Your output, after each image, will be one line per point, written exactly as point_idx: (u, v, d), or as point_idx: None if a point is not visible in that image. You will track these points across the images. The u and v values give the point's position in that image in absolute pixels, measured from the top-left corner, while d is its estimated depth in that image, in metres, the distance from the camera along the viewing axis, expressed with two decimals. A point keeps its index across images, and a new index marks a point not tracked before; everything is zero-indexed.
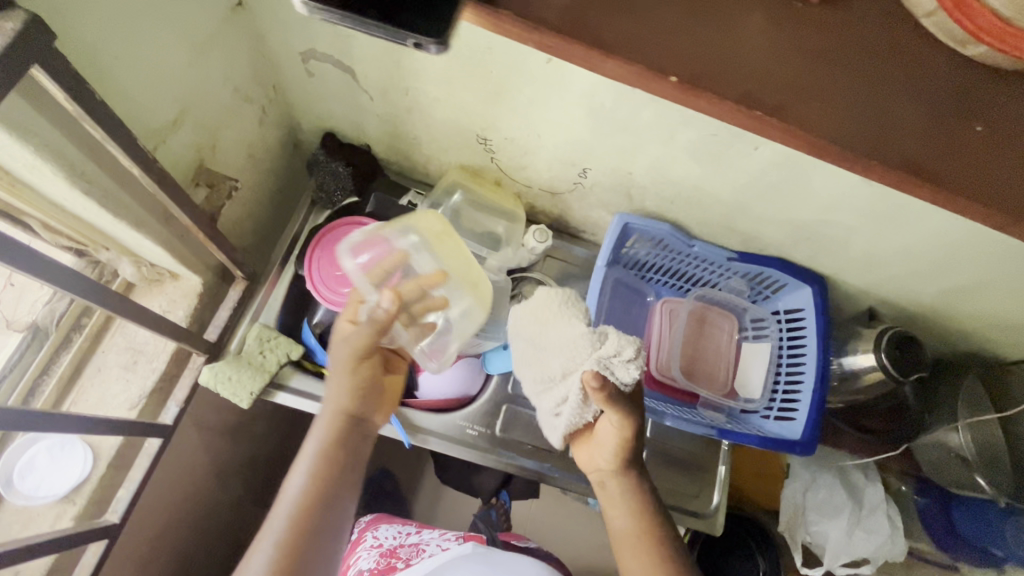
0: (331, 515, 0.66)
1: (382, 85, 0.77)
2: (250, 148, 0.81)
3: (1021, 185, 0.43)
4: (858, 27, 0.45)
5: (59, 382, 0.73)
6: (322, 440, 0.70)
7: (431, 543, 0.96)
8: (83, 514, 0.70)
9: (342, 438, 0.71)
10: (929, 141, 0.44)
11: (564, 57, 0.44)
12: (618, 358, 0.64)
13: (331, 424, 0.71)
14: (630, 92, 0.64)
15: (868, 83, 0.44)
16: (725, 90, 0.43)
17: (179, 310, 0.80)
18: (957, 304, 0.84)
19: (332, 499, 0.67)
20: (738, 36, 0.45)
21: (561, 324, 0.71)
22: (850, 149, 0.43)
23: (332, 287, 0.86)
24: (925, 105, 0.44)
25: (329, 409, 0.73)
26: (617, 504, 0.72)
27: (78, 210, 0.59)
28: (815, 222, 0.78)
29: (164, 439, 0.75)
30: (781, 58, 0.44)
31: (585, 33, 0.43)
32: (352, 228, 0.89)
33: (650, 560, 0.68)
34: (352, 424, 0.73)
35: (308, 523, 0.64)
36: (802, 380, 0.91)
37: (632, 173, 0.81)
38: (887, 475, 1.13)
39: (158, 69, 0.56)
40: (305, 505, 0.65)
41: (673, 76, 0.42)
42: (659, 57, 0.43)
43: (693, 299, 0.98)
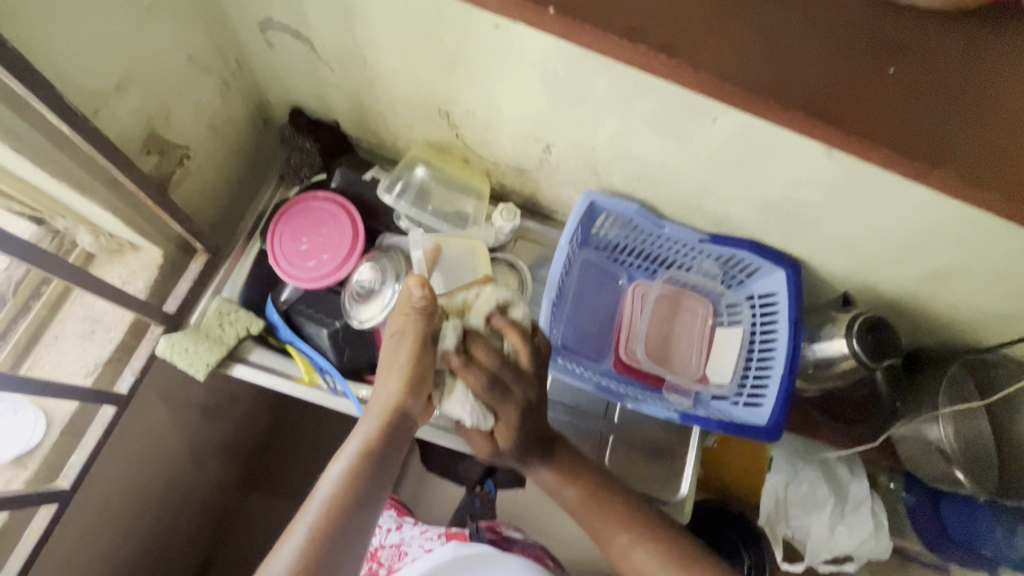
0: (364, 512, 0.61)
1: (339, 55, 0.76)
2: (210, 120, 0.81)
3: (897, 117, 0.46)
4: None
5: (15, 348, 0.74)
6: (368, 433, 0.66)
7: (413, 544, 0.94)
8: (34, 478, 0.70)
9: (389, 435, 0.66)
10: (830, 85, 0.46)
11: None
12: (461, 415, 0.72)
13: (381, 419, 0.67)
14: (581, 59, 0.63)
15: (767, 27, 0.47)
16: (608, 23, 0.45)
17: (139, 281, 0.80)
18: (935, 288, 0.81)
19: (369, 495, 0.62)
20: None
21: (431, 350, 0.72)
22: (741, 86, 0.45)
23: (296, 263, 0.86)
24: (809, 39, 0.47)
25: (377, 406, 0.68)
26: (561, 487, 0.77)
27: (18, 169, 0.59)
28: (782, 199, 0.76)
29: (118, 409, 0.75)
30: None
31: None
32: (316, 204, 0.88)
33: (614, 514, 0.74)
34: (399, 422, 0.68)
35: (342, 516, 0.59)
36: (772, 366, 0.88)
37: (596, 148, 0.79)
38: (875, 472, 1.10)
39: (92, 28, 0.56)
40: (339, 497, 0.60)
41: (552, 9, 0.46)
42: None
43: (664, 282, 0.97)
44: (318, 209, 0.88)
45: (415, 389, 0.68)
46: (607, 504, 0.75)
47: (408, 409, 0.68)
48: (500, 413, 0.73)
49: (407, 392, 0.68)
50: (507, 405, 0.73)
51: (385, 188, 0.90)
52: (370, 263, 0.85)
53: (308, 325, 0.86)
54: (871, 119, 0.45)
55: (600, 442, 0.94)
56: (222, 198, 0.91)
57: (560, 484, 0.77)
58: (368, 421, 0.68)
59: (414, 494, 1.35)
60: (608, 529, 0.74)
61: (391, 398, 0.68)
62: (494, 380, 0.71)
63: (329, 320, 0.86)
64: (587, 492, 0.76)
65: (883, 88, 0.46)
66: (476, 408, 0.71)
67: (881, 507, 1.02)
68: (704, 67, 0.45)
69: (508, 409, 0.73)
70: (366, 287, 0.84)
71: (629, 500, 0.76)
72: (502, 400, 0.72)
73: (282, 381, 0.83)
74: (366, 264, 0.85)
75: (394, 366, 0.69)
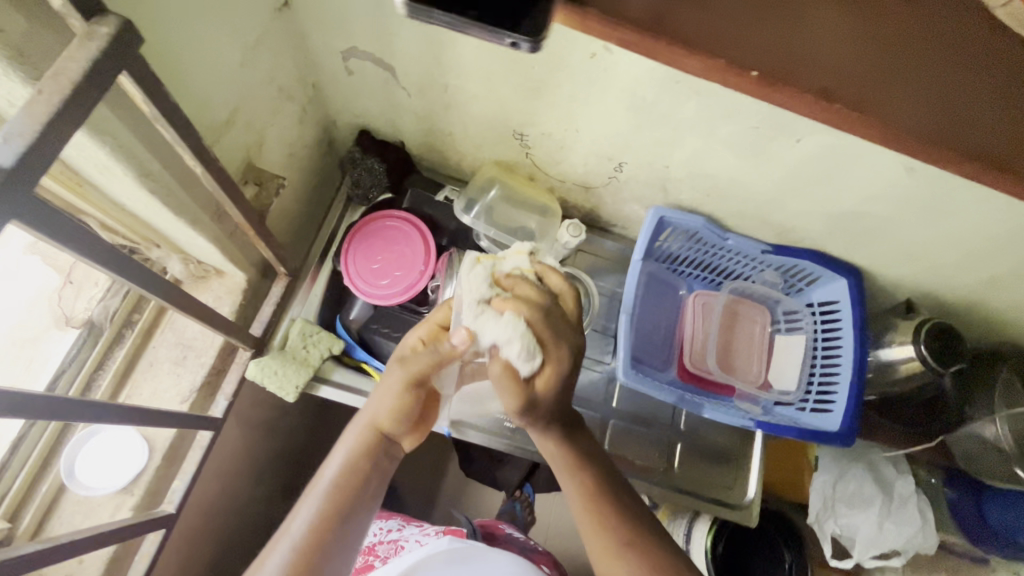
0: (344, 538, 0.61)
1: (421, 82, 0.78)
2: (290, 146, 0.83)
3: None
4: (934, 26, 0.46)
5: (114, 376, 0.75)
6: (348, 452, 0.64)
7: (410, 539, 0.94)
8: (141, 504, 0.72)
9: (371, 457, 0.65)
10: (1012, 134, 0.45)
11: (649, 53, 0.44)
12: (508, 346, 0.58)
13: (362, 437, 0.65)
14: (673, 84, 0.65)
15: (951, 83, 0.46)
16: (806, 83, 0.43)
17: (225, 306, 0.81)
18: (995, 295, 0.84)
19: (352, 519, 0.62)
20: (809, 27, 0.45)
21: (467, 282, 0.64)
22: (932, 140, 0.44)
23: (369, 281, 0.87)
24: (998, 95, 0.46)
25: (362, 420, 0.66)
26: (570, 470, 0.66)
27: (137, 209, 0.60)
28: (853, 213, 0.78)
29: (214, 432, 0.77)
30: (854, 49, 0.45)
31: (669, 28, 0.43)
32: (385, 221, 0.90)
33: (613, 513, 0.64)
34: (384, 442, 0.66)
35: (319, 541, 0.59)
36: (839, 372, 0.90)
37: (669, 166, 0.81)
38: (916, 467, 1.09)
39: (209, 69, 0.58)
40: (320, 522, 0.60)
41: (754, 72, 0.43)
42: (743, 50, 0.44)
43: (727, 292, 0.99)
44: (394, 227, 0.90)
45: (399, 415, 0.65)
46: (614, 497, 0.65)
47: (390, 431, 0.66)
48: (549, 351, 0.60)
49: (393, 416, 0.65)
50: (559, 342, 0.61)
51: (462, 210, 0.92)
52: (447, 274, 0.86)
53: (387, 346, 0.86)
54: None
55: (668, 449, 0.97)
56: (294, 220, 0.93)
57: (572, 466, 0.66)
58: (351, 436, 0.66)
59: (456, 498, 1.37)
60: (598, 526, 0.64)
61: (374, 417, 0.65)
62: (547, 311, 0.61)
63: None
64: (597, 481, 0.66)
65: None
66: (528, 335, 0.58)
67: (927, 504, 1.01)
68: (899, 122, 0.44)
69: (561, 348, 0.61)
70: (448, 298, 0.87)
71: (628, 498, 0.67)
72: (550, 331, 0.60)
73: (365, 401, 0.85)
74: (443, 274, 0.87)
75: (384, 392, 0.65)
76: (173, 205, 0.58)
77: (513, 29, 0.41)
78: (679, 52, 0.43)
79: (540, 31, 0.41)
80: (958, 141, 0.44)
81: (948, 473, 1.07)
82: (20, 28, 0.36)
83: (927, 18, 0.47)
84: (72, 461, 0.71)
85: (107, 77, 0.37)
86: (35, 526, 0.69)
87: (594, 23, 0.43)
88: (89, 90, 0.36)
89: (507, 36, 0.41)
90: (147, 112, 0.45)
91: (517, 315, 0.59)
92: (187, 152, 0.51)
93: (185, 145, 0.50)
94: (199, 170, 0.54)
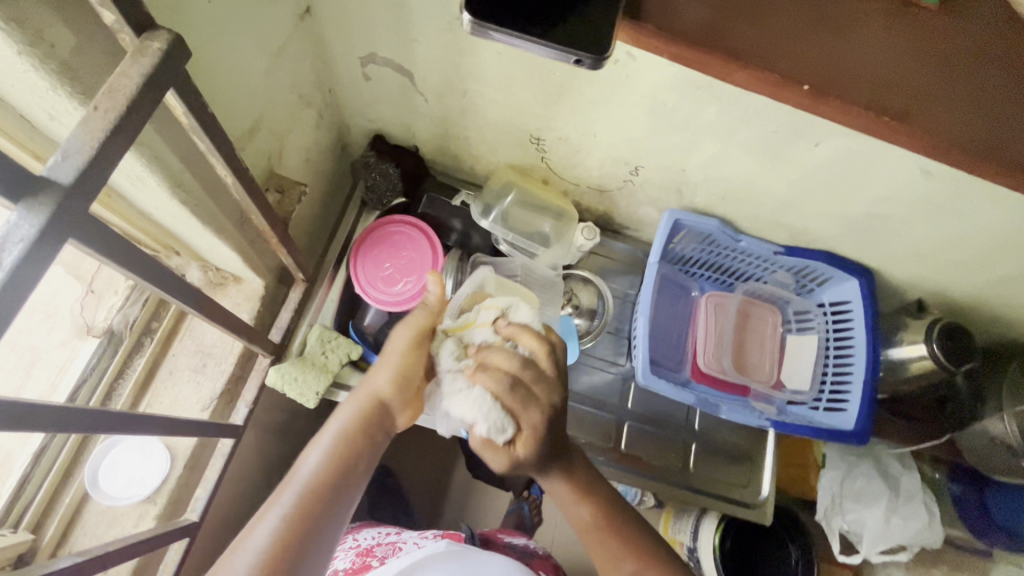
0: (343, 503, 0.58)
1: (439, 88, 0.78)
2: (307, 152, 0.83)
3: None
4: (977, 36, 0.48)
5: (135, 385, 0.75)
6: (349, 418, 0.63)
7: (408, 541, 0.92)
8: (164, 513, 0.72)
9: (371, 423, 0.64)
10: None
11: (705, 68, 0.47)
12: (476, 422, 0.63)
13: (362, 404, 0.65)
14: (694, 91, 0.65)
15: (992, 93, 0.47)
16: (854, 96, 0.46)
17: (245, 312, 0.81)
18: (1005, 294, 0.85)
19: (351, 484, 0.59)
20: (857, 41, 0.48)
21: (436, 357, 0.68)
22: (969, 152, 0.46)
23: (380, 288, 0.87)
24: None
25: (362, 391, 0.66)
26: (575, 503, 0.66)
27: (163, 218, 0.60)
28: (868, 214, 0.79)
29: (235, 440, 0.77)
30: (899, 63, 0.47)
31: (724, 45, 0.46)
32: (390, 226, 0.90)
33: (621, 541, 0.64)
34: (383, 414, 0.65)
35: (316, 500, 0.56)
36: (851, 371, 0.92)
37: (685, 170, 0.82)
38: (920, 463, 1.09)
39: (234, 78, 0.58)
40: (318, 482, 0.57)
41: (804, 85, 0.46)
42: (791, 65, 0.46)
43: (740, 293, 1.00)
44: (397, 234, 0.89)
45: (401, 381, 0.66)
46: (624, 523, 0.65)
47: (389, 401, 0.66)
48: (519, 419, 0.64)
49: (393, 383, 0.66)
50: (530, 409, 0.64)
51: (480, 214, 0.92)
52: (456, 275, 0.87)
53: None
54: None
55: (683, 450, 0.98)
56: (309, 226, 0.93)
57: (579, 497, 0.66)
58: (349, 406, 0.65)
59: (464, 500, 1.37)
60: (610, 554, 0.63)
61: (375, 385, 0.66)
62: (515, 380, 0.64)
63: None
64: (605, 510, 0.66)
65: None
66: (494, 409, 0.62)
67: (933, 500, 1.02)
68: (939, 134, 0.46)
69: (533, 415, 0.64)
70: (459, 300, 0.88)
71: (640, 522, 0.67)
72: (518, 403, 0.64)
73: None
74: (451, 277, 0.88)
75: (387, 363, 0.67)
76: (201, 213, 0.58)
77: (579, 49, 0.47)
78: (731, 67, 0.46)
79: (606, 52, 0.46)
80: (998, 150, 0.47)
81: (952, 467, 1.09)
82: (70, 43, 0.38)
83: (972, 31, 0.48)
84: (96, 470, 0.71)
85: (155, 91, 0.37)
86: (59, 537, 0.69)
87: (650, 40, 0.47)
88: (141, 107, 0.37)
89: (575, 54, 0.46)
90: (185, 123, 0.45)
91: (482, 391, 0.63)
92: (221, 162, 0.51)
93: (220, 156, 0.49)
94: (230, 180, 0.54)
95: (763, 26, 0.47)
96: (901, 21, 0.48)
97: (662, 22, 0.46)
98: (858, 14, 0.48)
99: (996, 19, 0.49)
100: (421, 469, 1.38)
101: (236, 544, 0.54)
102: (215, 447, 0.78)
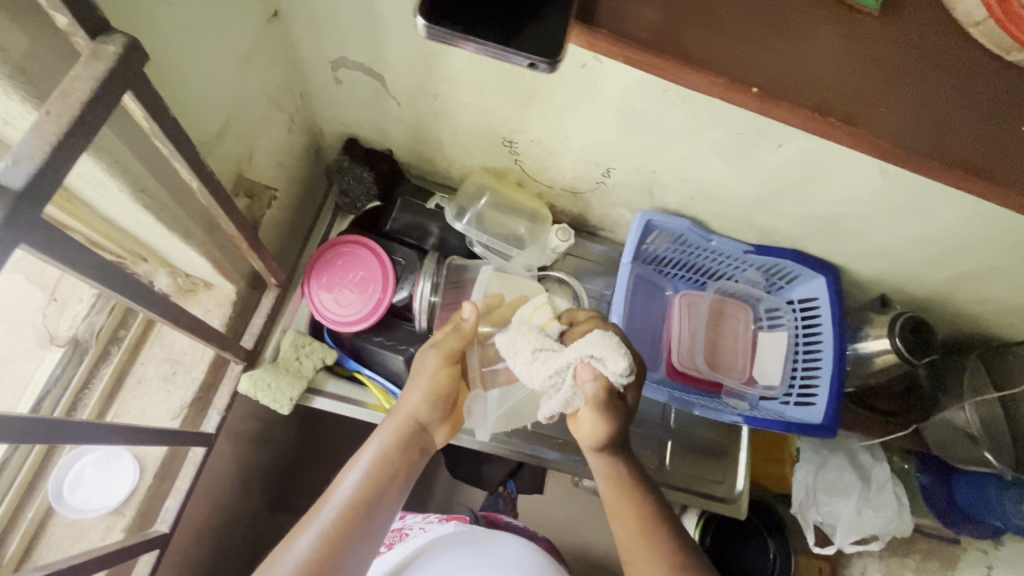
0: (379, 525, 0.60)
1: (411, 91, 0.78)
2: (278, 156, 0.82)
3: None
4: (916, 43, 0.50)
5: (101, 396, 0.74)
6: (386, 441, 0.65)
7: (414, 526, 0.95)
8: (133, 525, 0.70)
9: (410, 444, 0.66)
10: (988, 144, 0.49)
11: (657, 71, 0.48)
12: (601, 357, 0.62)
13: (399, 425, 0.67)
14: (661, 94, 0.66)
15: (930, 96, 0.49)
16: (801, 98, 0.48)
17: (216, 319, 0.80)
18: (965, 289, 0.88)
19: (387, 506, 0.62)
20: (805, 45, 0.49)
21: (521, 347, 0.68)
22: (913, 151, 0.48)
23: (335, 310, 0.87)
24: (977, 108, 0.50)
25: (399, 409, 0.69)
26: (619, 491, 0.65)
27: (127, 223, 0.59)
28: (832, 214, 0.81)
29: (207, 449, 0.76)
30: (843, 67, 0.49)
31: (675, 47, 0.47)
32: (329, 253, 0.89)
33: (658, 544, 0.60)
34: (419, 432, 0.68)
35: (354, 522, 0.58)
36: (819, 366, 0.94)
37: (655, 171, 0.83)
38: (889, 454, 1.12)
39: (201, 80, 0.58)
40: (355, 505, 0.59)
41: (754, 88, 0.47)
42: (745, 69, 0.48)
43: (712, 291, 1.02)
44: (347, 252, 0.89)
45: (434, 400, 0.69)
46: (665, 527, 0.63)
47: (425, 420, 0.69)
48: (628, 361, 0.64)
49: (430, 403, 0.69)
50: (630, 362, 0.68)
51: (454, 216, 0.93)
52: (430, 278, 0.87)
53: (379, 355, 0.87)
54: (1017, 171, 0.49)
55: (660, 447, 0.99)
56: (281, 230, 0.92)
57: (621, 491, 0.65)
58: (387, 425, 0.68)
59: (444, 504, 1.37)
60: (630, 527, 0.62)
61: (411, 405, 0.68)
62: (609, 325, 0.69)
63: (401, 346, 0.88)
64: (643, 511, 0.63)
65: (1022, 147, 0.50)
66: (615, 344, 0.62)
67: (904, 491, 1.04)
68: (885, 135, 0.48)
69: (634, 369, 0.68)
70: (434, 301, 0.87)
71: (671, 523, 0.63)
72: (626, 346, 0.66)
73: (361, 410, 0.85)
74: (425, 279, 0.87)
75: (422, 381, 0.70)
76: (166, 217, 0.57)
77: (536, 53, 0.47)
78: (687, 72, 0.47)
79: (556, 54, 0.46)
80: (939, 151, 0.48)
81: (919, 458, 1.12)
82: (21, 46, 0.37)
83: (913, 33, 0.50)
84: (61, 482, 0.69)
85: (111, 94, 0.37)
86: (20, 553, 0.66)
87: (604, 44, 0.48)
88: (98, 111, 0.37)
89: (530, 58, 0.47)
90: (145, 127, 0.45)
91: (599, 331, 0.64)
92: (184, 166, 0.50)
93: (182, 160, 0.49)
94: (195, 184, 0.54)
95: (714, 30, 0.48)
96: (849, 27, 0.50)
97: (616, 26, 0.47)
98: (807, 21, 0.50)
99: (936, 21, 0.51)
100: None
101: (274, 558, 0.56)
102: (186, 456, 0.77)
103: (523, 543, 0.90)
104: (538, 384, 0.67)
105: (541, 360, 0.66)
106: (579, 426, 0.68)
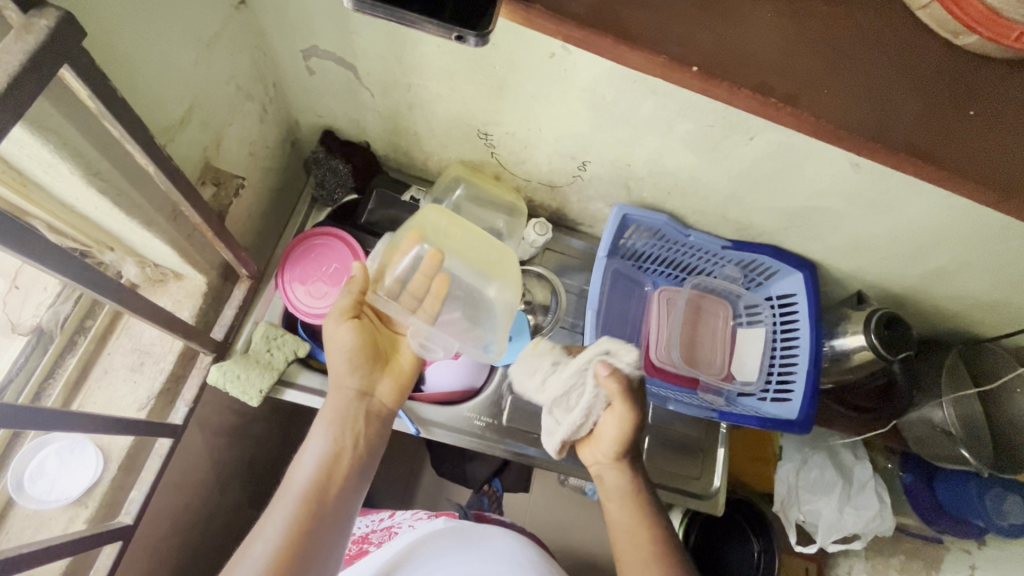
0: (336, 507, 0.65)
1: (384, 82, 0.78)
2: (249, 146, 0.82)
3: (1004, 161, 0.49)
4: (860, 27, 0.51)
5: (66, 385, 0.73)
6: (329, 429, 0.68)
7: (403, 524, 0.94)
8: (95, 517, 0.70)
9: (348, 422, 0.69)
10: (931, 128, 0.49)
11: (595, 48, 0.48)
12: (614, 354, 0.69)
13: (337, 404, 0.70)
14: (629, 85, 0.66)
15: (872, 80, 0.50)
16: (744, 78, 0.48)
17: (185, 310, 0.79)
18: (942, 285, 0.88)
19: (341, 487, 0.66)
20: (746, 26, 0.50)
21: (538, 368, 0.76)
22: (856, 135, 0.48)
23: (310, 301, 0.86)
24: (922, 91, 0.50)
25: (333, 387, 0.71)
26: (619, 495, 0.71)
27: (86, 208, 0.59)
28: (806, 209, 0.80)
29: (173, 440, 0.75)
30: (784, 48, 0.49)
31: (615, 25, 0.48)
32: (300, 247, 0.88)
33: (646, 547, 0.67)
34: (357, 403, 0.70)
35: (306, 513, 0.62)
36: (796, 363, 0.94)
37: (630, 164, 0.83)
38: (874, 454, 1.11)
39: (160, 64, 0.57)
40: (307, 499, 0.63)
41: (694, 67, 0.47)
42: (685, 48, 0.48)
43: (690, 287, 1.01)
44: (320, 244, 0.88)
45: (359, 368, 0.71)
46: (657, 531, 0.68)
47: (360, 389, 0.71)
48: None
49: (353, 373, 0.70)
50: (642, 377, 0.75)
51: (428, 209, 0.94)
52: None
53: None
54: (962, 156, 0.49)
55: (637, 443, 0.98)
56: (255, 222, 0.91)
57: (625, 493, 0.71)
58: (326, 407, 0.70)
59: (426, 501, 1.36)
60: (638, 548, 0.67)
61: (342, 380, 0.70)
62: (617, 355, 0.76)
63: None
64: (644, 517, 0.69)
65: (967, 131, 0.50)
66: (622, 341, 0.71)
67: (884, 489, 1.03)
68: (826, 117, 0.48)
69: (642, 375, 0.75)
70: None
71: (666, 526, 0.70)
72: None
73: None
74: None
75: (340, 355, 0.71)
76: (122, 201, 0.57)
77: (461, 26, 0.46)
78: (626, 49, 0.47)
79: (486, 28, 0.46)
80: (883, 134, 0.48)
81: (903, 457, 1.10)
82: None
83: (857, 19, 0.51)
84: (21, 473, 0.68)
85: (44, 71, 0.37)
86: None
87: (541, 19, 0.47)
88: (28, 84, 0.37)
89: (456, 31, 0.46)
90: (92, 107, 0.44)
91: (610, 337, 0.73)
92: (137, 148, 0.50)
93: (135, 142, 0.49)
94: (152, 169, 0.54)
95: (654, 11, 0.49)
96: (791, 11, 0.51)
97: (554, 4, 0.47)
98: (750, 3, 0.50)
99: (883, 7, 0.51)
100: (382, 471, 1.36)
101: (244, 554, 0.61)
102: (152, 448, 0.77)
103: (515, 535, 0.91)
104: (558, 395, 0.72)
105: (560, 371, 0.73)
106: (602, 437, 0.71)
